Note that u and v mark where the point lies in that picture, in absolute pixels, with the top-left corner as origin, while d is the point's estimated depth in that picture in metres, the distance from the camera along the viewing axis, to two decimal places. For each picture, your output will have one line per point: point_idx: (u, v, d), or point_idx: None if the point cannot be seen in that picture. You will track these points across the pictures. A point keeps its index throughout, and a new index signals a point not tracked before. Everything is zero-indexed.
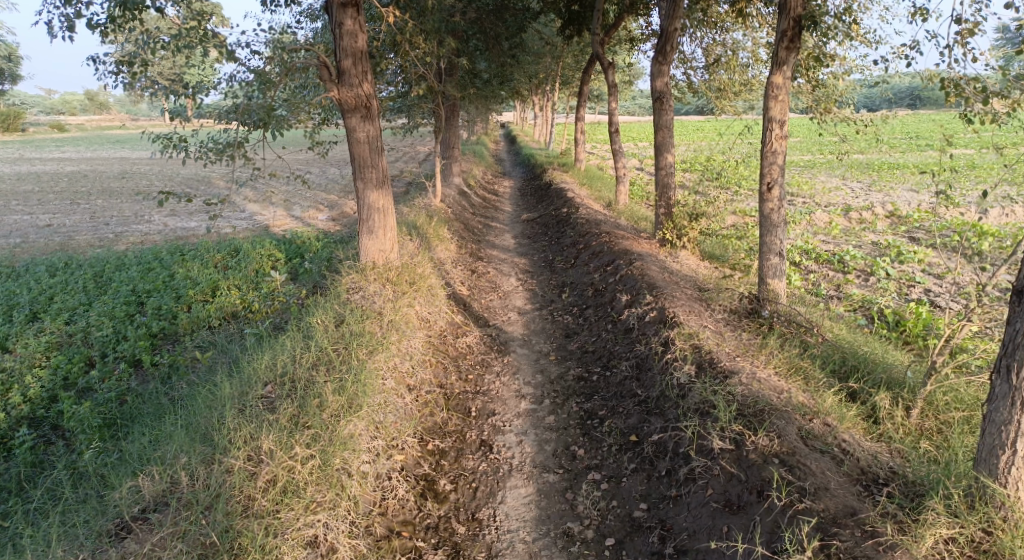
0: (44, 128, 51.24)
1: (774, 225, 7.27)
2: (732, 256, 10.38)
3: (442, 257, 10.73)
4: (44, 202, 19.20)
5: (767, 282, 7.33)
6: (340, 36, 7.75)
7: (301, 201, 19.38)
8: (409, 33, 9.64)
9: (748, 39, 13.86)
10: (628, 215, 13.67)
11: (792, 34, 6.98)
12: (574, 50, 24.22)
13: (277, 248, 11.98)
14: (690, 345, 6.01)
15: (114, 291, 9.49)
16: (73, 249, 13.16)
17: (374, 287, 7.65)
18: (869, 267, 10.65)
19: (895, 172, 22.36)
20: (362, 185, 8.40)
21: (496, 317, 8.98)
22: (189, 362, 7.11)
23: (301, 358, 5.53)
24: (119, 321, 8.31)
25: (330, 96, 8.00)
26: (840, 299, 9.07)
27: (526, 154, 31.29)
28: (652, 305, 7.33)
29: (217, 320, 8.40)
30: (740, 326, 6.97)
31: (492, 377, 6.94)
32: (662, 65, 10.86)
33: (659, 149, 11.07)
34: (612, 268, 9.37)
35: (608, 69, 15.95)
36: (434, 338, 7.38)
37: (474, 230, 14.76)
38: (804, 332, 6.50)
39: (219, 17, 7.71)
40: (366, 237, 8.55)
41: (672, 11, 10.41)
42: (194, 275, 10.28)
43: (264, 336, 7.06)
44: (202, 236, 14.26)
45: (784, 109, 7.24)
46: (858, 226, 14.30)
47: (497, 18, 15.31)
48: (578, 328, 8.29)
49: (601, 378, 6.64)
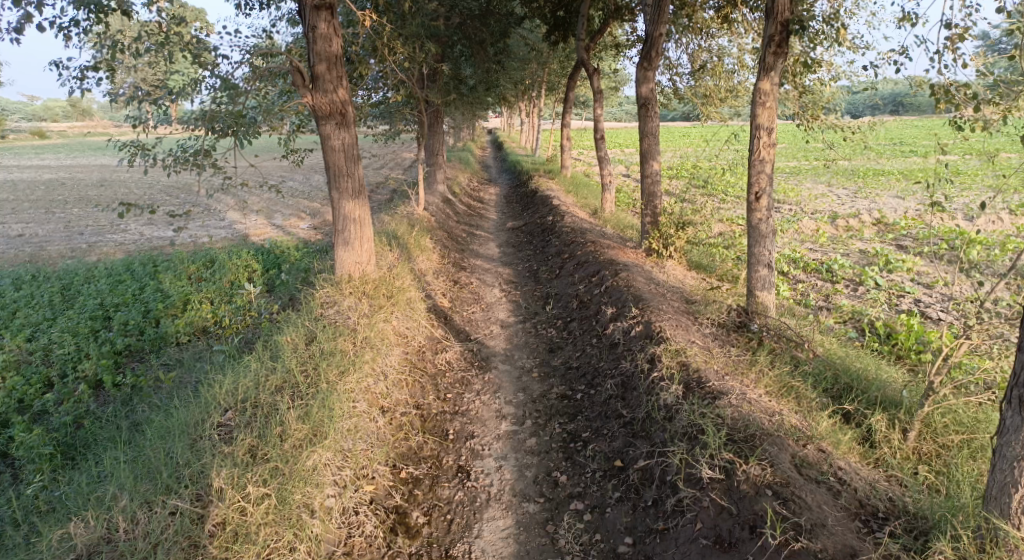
0: (24, 134, 50.33)
1: (763, 235, 7.06)
2: (719, 265, 10.18)
3: (423, 267, 10.44)
4: (17, 210, 18.67)
5: (755, 295, 7.10)
6: (313, 40, 7.45)
7: (282, 209, 18.99)
8: (387, 38, 9.36)
9: (734, 45, 13.75)
10: (614, 224, 13.44)
11: (779, 39, 6.77)
12: (560, 57, 24.08)
13: (254, 258, 11.61)
14: (678, 362, 5.75)
15: (80, 305, 9.09)
16: (43, 260, 12.73)
17: (348, 302, 7.34)
18: (858, 276, 10.50)
19: (881, 178, 22.39)
20: (338, 195, 8.09)
21: (478, 330, 8.69)
22: (153, 382, 6.75)
23: (266, 381, 5.21)
24: (82, 338, 7.92)
25: (303, 102, 7.68)
26: (829, 310, 8.88)
27: (512, 160, 31.09)
28: (638, 318, 7.06)
29: (186, 336, 8.04)
30: (729, 341, 6.74)
31: (471, 396, 6.64)
32: (647, 71, 10.64)
33: (645, 156, 10.85)
34: (597, 279, 9.12)
35: (594, 75, 15.74)
36: (412, 354, 7.08)
37: (458, 239, 14.49)
38: (794, 347, 6.27)
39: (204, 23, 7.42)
40: (342, 249, 8.24)
41: (657, 16, 10.20)
42: (166, 287, 9.91)
43: (233, 354, 6.72)
44: (178, 246, 13.86)
45: (772, 116, 7.02)
46: (845, 234, 14.18)
47: (481, 24, 15.08)
48: (562, 342, 8.02)
49: (585, 397, 6.36)
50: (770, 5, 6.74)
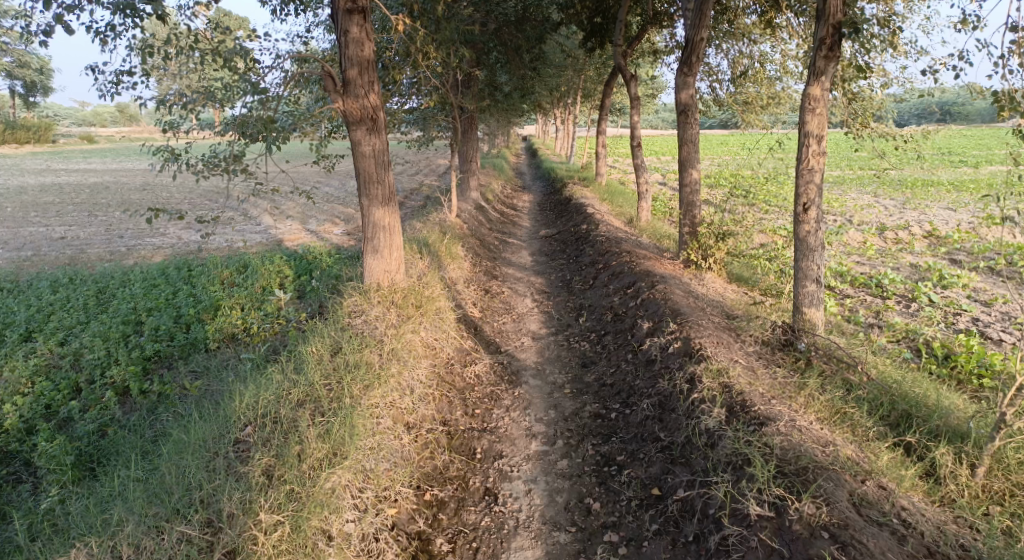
0: (74, 139, 52.12)
1: (811, 248, 6.66)
2: (761, 279, 9.76)
3: (453, 276, 10.24)
4: (62, 213, 19.18)
5: (802, 311, 6.71)
6: (346, 44, 7.34)
7: (317, 215, 19.10)
8: (421, 43, 9.21)
9: (777, 51, 13.30)
10: (650, 233, 13.08)
11: (832, 41, 6.37)
12: (596, 63, 23.78)
13: (285, 264, 11.60)
14: (719, 383, 5.41)
15: (113, 309, 9.15)
16: (81, 263, 12.95)
17: (376, 311, 7.18)
18: (910, 292, 9.95)
19: (930, 189, 21.46)
20: (367, 203, 7.95)
21: (508, 342, 8.44)
22: (179, 390, 6.69)
23: (288, 395, 5.06)
24: (113, 343, 7.94)
25: (335, 107, 7.56)
26: (880, 328, 8.38)
27: (546, 167, 30.87)
28: (676, 335, 6.72)
29: (215, 343, 7.98)
30: (774, 360, 6.34)
31: (500, 413, 6.38)
32: (688, 76, 10.28)
33: (684, 165, 10.47)
34: (633, 291, 8.80)
35: (631, 81, 15.39)
36: (440, 367, 6.87)
37: (490, 246, 14.28)
38: (846, 369, 5.86)
39: (247, 32, 7.28)
40: (370, 257, 8.08)
41: (698, 19, 9.86)
42: (197, 293, 9.93)
43: (259, 365, 6.61)
44: (213, 251, 13.98)
45: (822, 123, 6.61)
46: (894, 247, 13.55)
47: (516, 30, 14.83)
48: (596, 357, 7.71)
49: (620, 416, 6.04)
50: (822, 6, 6.35)
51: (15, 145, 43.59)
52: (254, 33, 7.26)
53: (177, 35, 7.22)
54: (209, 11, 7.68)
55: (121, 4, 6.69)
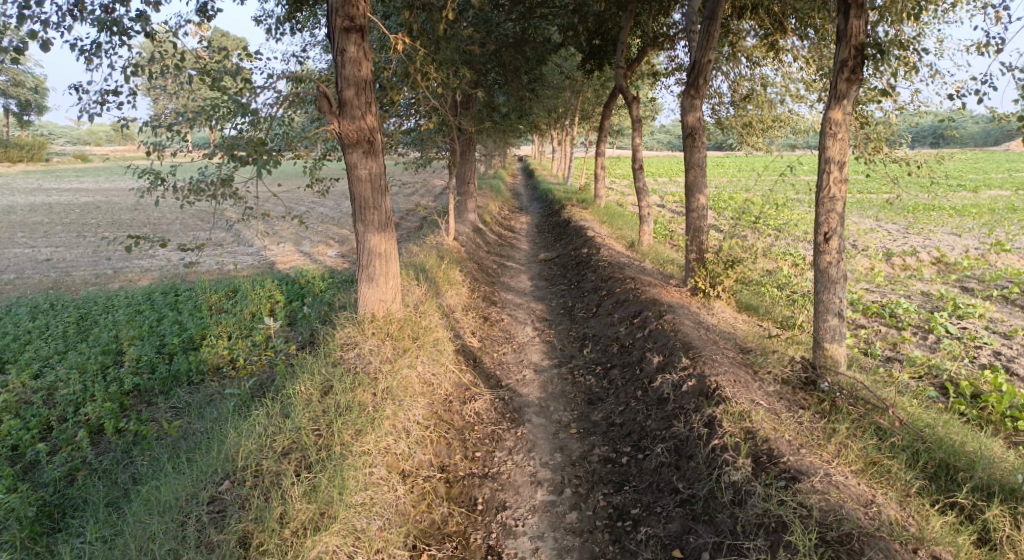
0: (68, 157, 51.72)
1: (833, 281, 6.28)
2: (771, 308, 9.39)
3: (451, 303, 9.83)
4: (50, 234, 18.78)
5: (823, 347, 6.32)
6: (342, 63, 7.02)
7: (311, 236, 18.74)
8: (420, 63, 8.92)
9: (779, 74, 13.10)
10: (653, 258, 12.73)
11: (853, 64, 6.08)
12: (594, 85, 23.66)
13: (277, 288, 11.18)
14: (742, 429, 5.01)
15: (94, 339, 8.72)
16: (65, 287, 12.52)
17: (370, 344, 6.75)
18: (925, 322, 9.58)
19: (932, 213, 21.23)
20: (362, 228, 7.55)
21: (509, 375, 8.01)
22: (158, 430, 6.25)
23: (273, 445, 4.63)
24: (90, 376, 7.51)
25: (330, 128, 7.20)
26: (899, 362, 8.00)
27: (544, 188, 30.63)
28: (689, 371, 6.31)
29: (199, 376, 7.57)
30: (796, 401, 5.93)
31: (503, 456, 5.94)
32: (695, 99, 9.97)
33: (691, 189, 10.14)
34: (639, 321, 8.40)
35: (633, 103, 15.13)
36: (437, 405, 6.43)
37: (489, 270, 13.89)
38: (875, 411, 5.48)
39: (246, 51, 6.93)
40: (365, 285, 7.67)
41: (706, 41, 9.60)
42: (183, 321, 9.49)
43: (243, 403, 6.18)
44: (203, 274, 13.58)
45: (844, 148, 6.28)
46: (903, 273, 13.22)
47: (516, 52, 14.47)
48: (603, 393, 7.28)
49: (632, 462, 5.62)
50: (843, 28, 6.08)
51: (7, 163, 43.27)
52: (248, 52, 6.92)
53: (164, 53, 6.86)
54: (206, 31, 7.36)
55: (106, 21, 6.38)
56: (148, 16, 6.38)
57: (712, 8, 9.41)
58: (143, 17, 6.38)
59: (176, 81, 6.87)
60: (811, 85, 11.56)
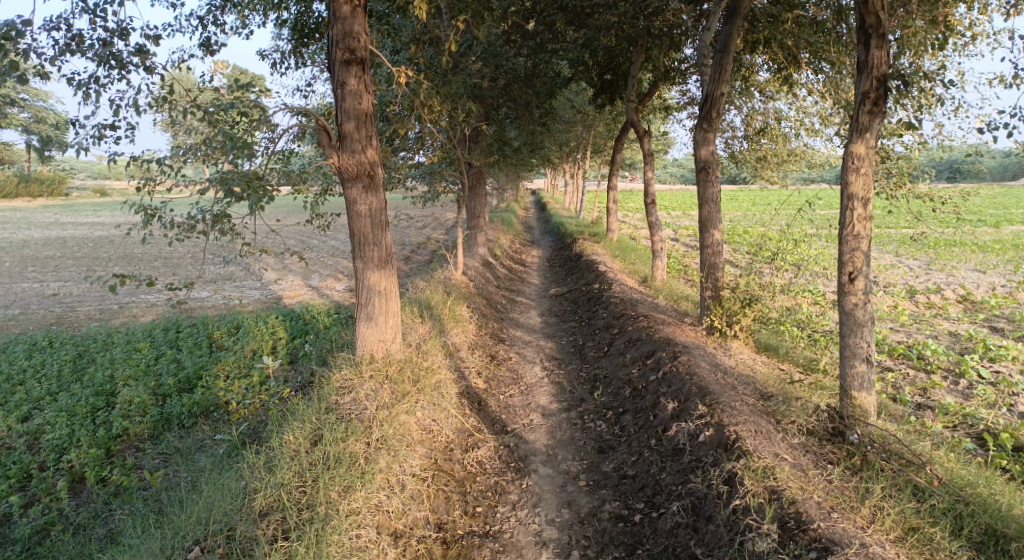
0: (88, 191, 52.61)
1: (859, 324, 5.88)
2: (791, 348, 8.96)
3: (457, 341, 9.48)
4: (60, 268, 18.84)
5: (851, 395, 5.88)
6: (343, 96, 6.84)
7: (320, 270, 18.63)
8: (426, 97, 8.75)
9: (794, 108, 12.87)
10: (666, 294, 12.36)
11: (876, 95, 5.78)
12: (606, 119, 23.64)
13: (281, 324, 10.96)
14: (766, 488, 4.59)
15: (88, 378, 8.51)
16: (68, 322, 12.41)
17: (367, 389, 6.42)
18: (955, 365, 9.08)
19: (953, 249, 20.70)
20: (362, 265, 7.28)
21: (515, 419, 7.61)
22: (141, 480, 6.04)
23: (247, 509, 4.41)
24: (79, 419, 7.37)
25: (330, 163, 7.00)
26: (930, 409, 7.51)
27: (556, 222, 30.46)
28: (706, 419, 5.88)
29: (190, 420, 7.39)
30: (823, 453, 5.48)
31: (505, 511, 5.54)
32: (708, 132, 9.71)
33: (705, 225, 9.82)
34: (653, 362, 7.99)
35: (645, 136, 14.90)
36: (437, 454, 6.06)
37: (498, 306, 13.58)
38: (910, 467, 5.03)
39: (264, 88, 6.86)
40: (364, 324, 7.37)
41: (719, 74, 9.38)
42: (180, 359, 9.27)
43: (230, 452, 6.02)
44: (208, 309, 13.44)
45: (868, 184, 5.94)
46: (927, 312, 12.70)
47: (527, 86, 14.40)
48: (614, 441, 6.84)
49: (646, 521, 5.20)
50: (864, 59, 5.81)
51: (28, 198, 44.15)
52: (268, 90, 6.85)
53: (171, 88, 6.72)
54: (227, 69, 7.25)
55: (106, 55, 6.23)
56: (150, 51, 6.23)
57: (725, 41, 9.20)
58: (145, 52, 6.23)
59: (174, 115, 6.73)
60: (826, 119, 11.31)
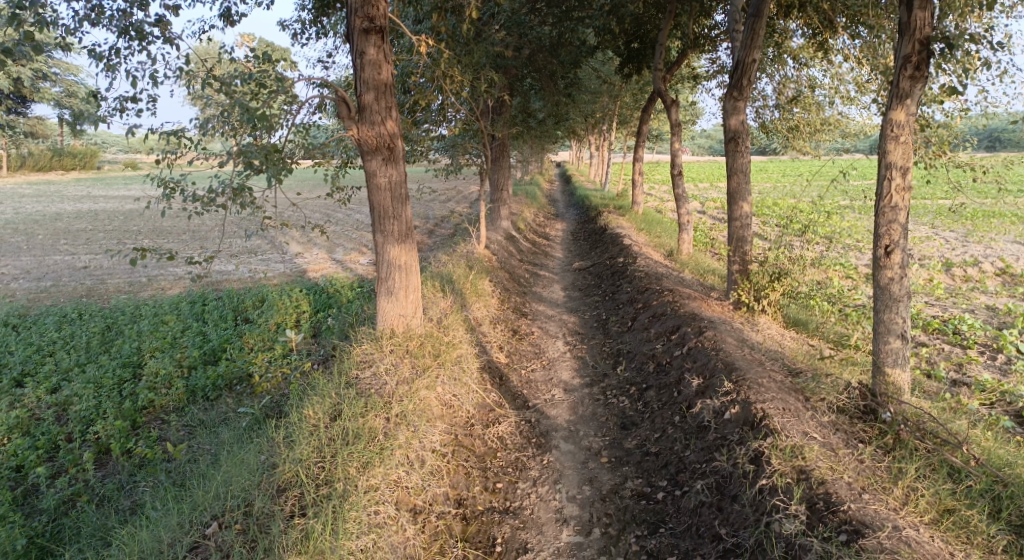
0: (118, 166, 53.46)
1: (895, 298, 5.63)
2: (821, 323, 8.70)
3: (479, 316, 9.42)
4: (92, 241, 19.20)
5: (884, 372, 5.66)
6: (361, 66, 6.70)
7: (344, 243, 18.68)
8: (446, 67, 8.55)
9: (828, 74, 12.36)
10: (692, 268, 12.11)
11: (918, 59, 5.45)
12: (632, 89, 23.09)
13: (304, 297, 11.02)
14: (794, 467, 4.45)
15: (115, 350, 8.67)
16: (98, 295, 12.64)
17: (387, 363, 6.39)
18: (993, 340, 8.72)
19: (992, 220, 19.93)
20: (382, 239, 7.20)
21: (537, 394, 7.55)
22: (165, 452, 6.17)
23: (266, 484, 4.45)
24: (106, 391, 7.53)
25: (349, 135, 6.88)
26: (966, 385, 7.23)
27: (580, 194, 30.10)
28: (732, 397, 5.73)
29: (214, 393, 7.50)
30: (854, 432, 5.30)
31: (526, 487, 5.50)
32: (737, 101, 9.35)
33: (733, 197, 9.52)
34: (678, 337, 7.83)
35: (672, 106, 14.47)
36: (457, 430, 6.03)
37: (520, 280, 13.47)
38: (946, 447, 4.82)
39: (289, 61, 7.00)
40: (384, 299, 7.32)
41: (750, 39, 8.97)
42: (205, 332, 9.39)
43: (252, 426, 6.08)
44: (233, 282, 13.57)
45: (908, 153, 5.63)
46: (964, 285, 12.25)
47: (550, 55, 14.06)
48: (637, 417, 6.73)
49: (669, 499, 5.11)
50: (905, 20, 5.46)
51: (61, 172, 45.06)
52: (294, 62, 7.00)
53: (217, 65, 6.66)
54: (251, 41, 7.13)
55: (126, 26, 6.15)
56: (168, 21, 6.11)
57: (757, 5, 8.80)
58: (164, 23, 6.11)
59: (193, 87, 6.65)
60: (862, 86, 10.82)
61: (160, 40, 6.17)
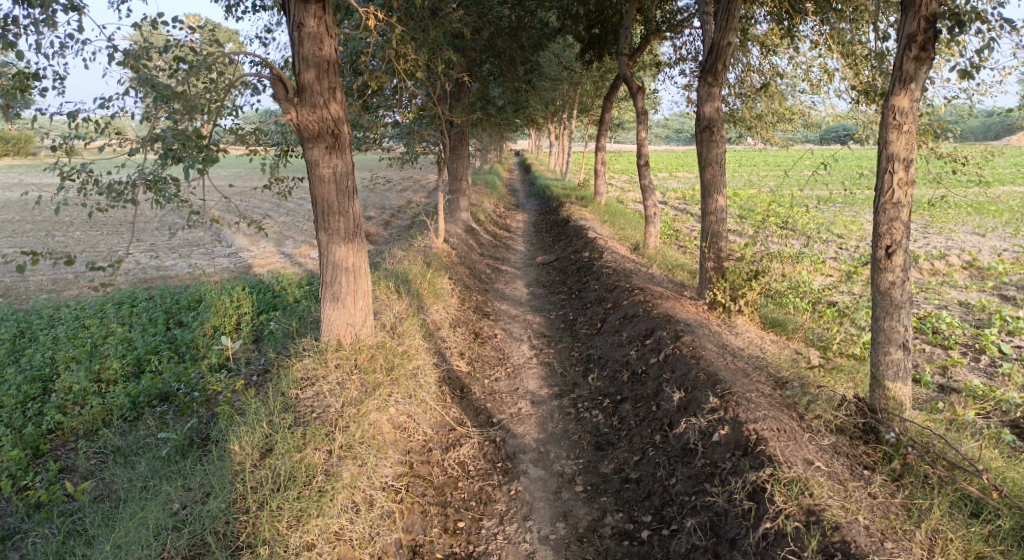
0: None
1: (897, 304, 5.07)
2: (801, 323, 8.21)
3: (436, 317, 8.63)
4: (16, 233, 17.58)
5: (884, 387, 5.11)
6: (300, 40, 5.82)
7: (294, 235, 17.55)
8: (398, 45, 7.67)
9: (796, 63, 11.94)
10: (662, 263, 11.54)
11: (923, 39, 4.88)
12: (593, 77, 22.46)
13: (247, 296, 10.03)
14: (801, 507, 3.95)
15: (24, 362, 7.59)
16: (15, 294, 11.37)
17: (332, 382, 5.58)
18: (974, 340, 8.39)
19: (950, 211, 20.06)
20: (326, 237, 6.34)
21: (502, 407, 6.84)
22: (67, 490, 5.20)
23: (169, 550, 3.75)
24: (7, 412, 6.53)
25: (286, 119, 5.99)
26: (956, 391, 6.82)
27: (541, 184, 29.44)
28: (719, 415, 5.13)
29: (135, 412, 6.54)
30: (857, 456, 4.77)
31: (491, 526, 4.83)
32: (712, 87, 8.74)
33: (708, 189, 8.93)
34: (652, 343, 7.21)
35: (638, 93, 13.84)
36: (412, 458, 5.28)
37: (482, 276, 12.71)
38: (961, 472, 4.37)
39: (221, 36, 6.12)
40: (329, 306, 6.48)
41: (726, 20, 8.34)
42: (131, 338, 8.34)
43: (173, 456, 5.21)
44: (169, 279, 12.42)
45: (912, 143, 5.08)
46: (934, 279, 12.03)
47: (510, 38, 13.26)
48: (613, 435, 6.10)
49: (656, 539, 4.52)
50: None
51: None
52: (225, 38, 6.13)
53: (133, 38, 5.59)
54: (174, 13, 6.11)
55: None
56: None
57: None
58: None
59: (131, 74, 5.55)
60: (831, 75, 10.38)
61: (65, 5, 5.14)
